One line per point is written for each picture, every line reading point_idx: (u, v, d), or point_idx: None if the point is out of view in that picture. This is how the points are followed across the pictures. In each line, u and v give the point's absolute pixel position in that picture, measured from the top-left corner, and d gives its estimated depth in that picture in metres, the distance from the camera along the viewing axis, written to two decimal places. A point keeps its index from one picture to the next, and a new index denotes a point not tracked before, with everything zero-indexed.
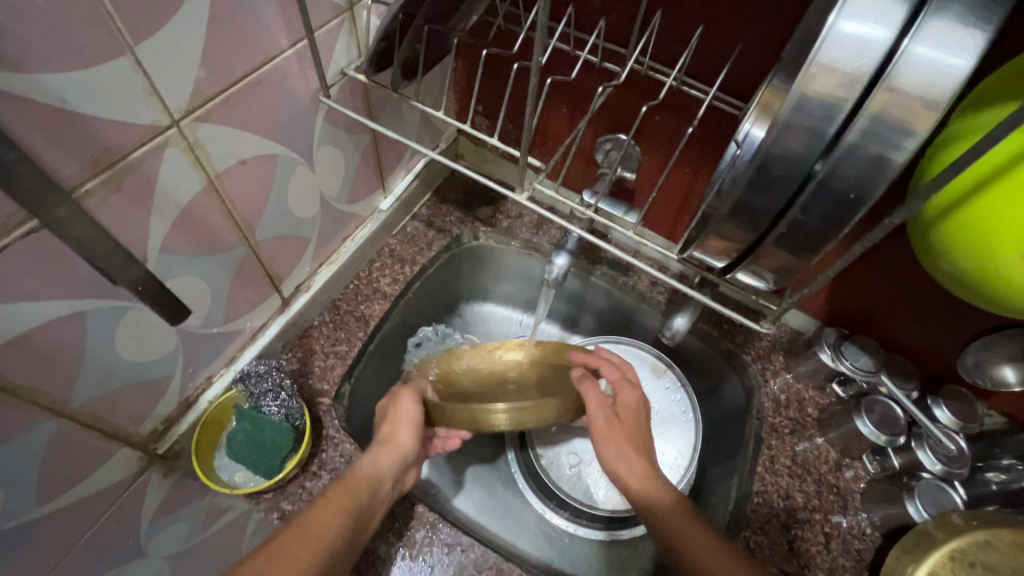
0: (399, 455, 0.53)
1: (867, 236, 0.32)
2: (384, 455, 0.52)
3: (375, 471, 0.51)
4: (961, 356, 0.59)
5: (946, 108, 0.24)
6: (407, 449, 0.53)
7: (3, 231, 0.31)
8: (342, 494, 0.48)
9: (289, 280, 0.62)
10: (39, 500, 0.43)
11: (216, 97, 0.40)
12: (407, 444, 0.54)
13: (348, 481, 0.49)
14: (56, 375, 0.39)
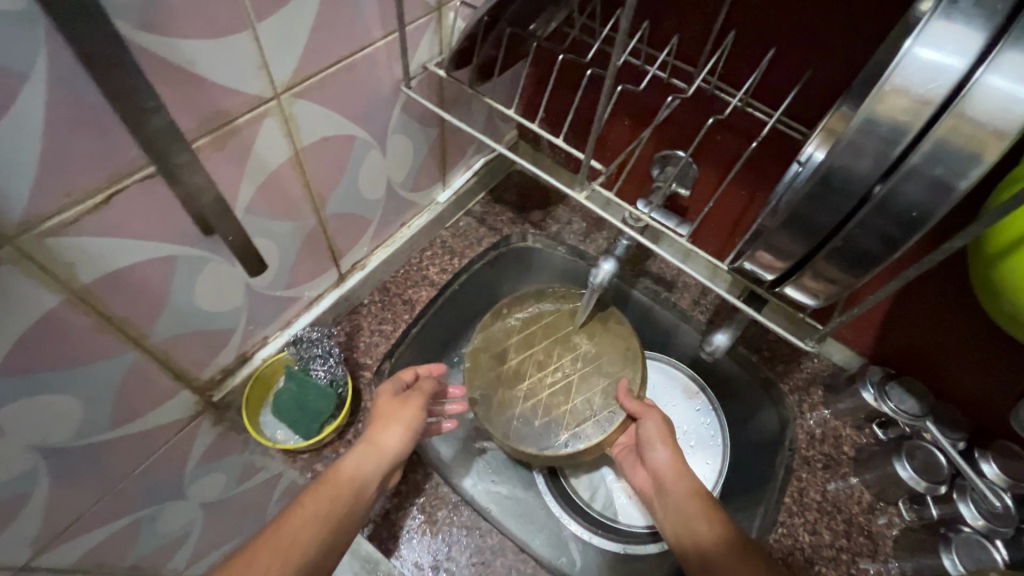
0: (384, 458, 0.54)
1: (921, 261, 0.33)
2: (370, 457, 0.53)
3: (360, 473, 0.52)
4: (1014, 409, 0.57)
5: (1017, 138, 0.25)
6: (391, 453, 0.54)
7: (127, 173, 0.35)
8: (322, 499, 0.49)
9: (348, 256, 0.65)
10: (110, 423, 0.47)
11: (313, 77, 0.44)
12: (393, 446, 0.54)
13: (331, 486, 0.50)
14: (144, 312, 0.43)
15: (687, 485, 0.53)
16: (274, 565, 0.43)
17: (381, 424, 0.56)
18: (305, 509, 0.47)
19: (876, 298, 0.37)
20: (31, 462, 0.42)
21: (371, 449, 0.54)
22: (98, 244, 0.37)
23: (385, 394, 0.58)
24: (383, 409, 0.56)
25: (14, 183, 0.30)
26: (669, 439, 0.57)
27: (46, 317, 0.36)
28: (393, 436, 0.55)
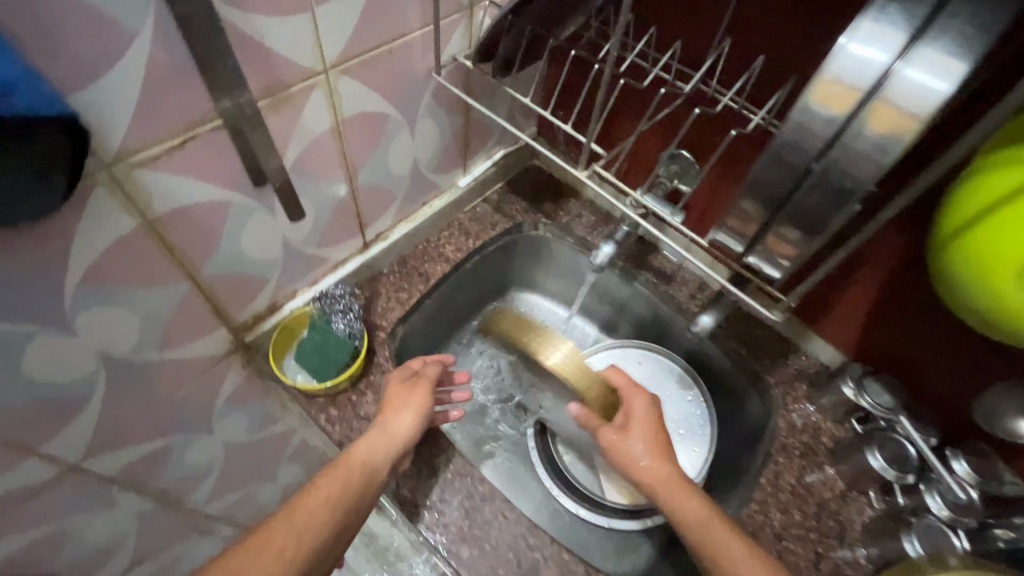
0: (393, 442, 0.59)
1: (867, 230, 0.42)
2: (382, 443, 0.58)
3: (371, 458, 0.57)
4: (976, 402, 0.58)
5: (928, 121, 0.30)
6: (401, 437, 0.59)
7: (201, 122, 0.43)
8: (333, 485, 0.53)
9: (373, 227, 0.72)
10: (160, 345, 0.54)
11: (358, 57, 0.51)
12: (404, 430, 0.60)
13: (341, 470, 0.55)
14: (199, 248, 0.51)
15: (685, 497, 0.53)
16: (289, 544, 0.48)
17: (392, 410, 0.61)
18: (317, 494, 0.52)
19: (827, 270, 0.43)
20: (94, 367, 0.49)
21: (384, 434, 0.59)
22: (171, 181, 0.44)
23: (393, 382, 0.64)
24: (392, 397, 0.62)
25: (116, 120, 0.38)
26: (657, 450, 0.56)
27: (124, 238, 0.44)
28: (404, 420, 0.60)
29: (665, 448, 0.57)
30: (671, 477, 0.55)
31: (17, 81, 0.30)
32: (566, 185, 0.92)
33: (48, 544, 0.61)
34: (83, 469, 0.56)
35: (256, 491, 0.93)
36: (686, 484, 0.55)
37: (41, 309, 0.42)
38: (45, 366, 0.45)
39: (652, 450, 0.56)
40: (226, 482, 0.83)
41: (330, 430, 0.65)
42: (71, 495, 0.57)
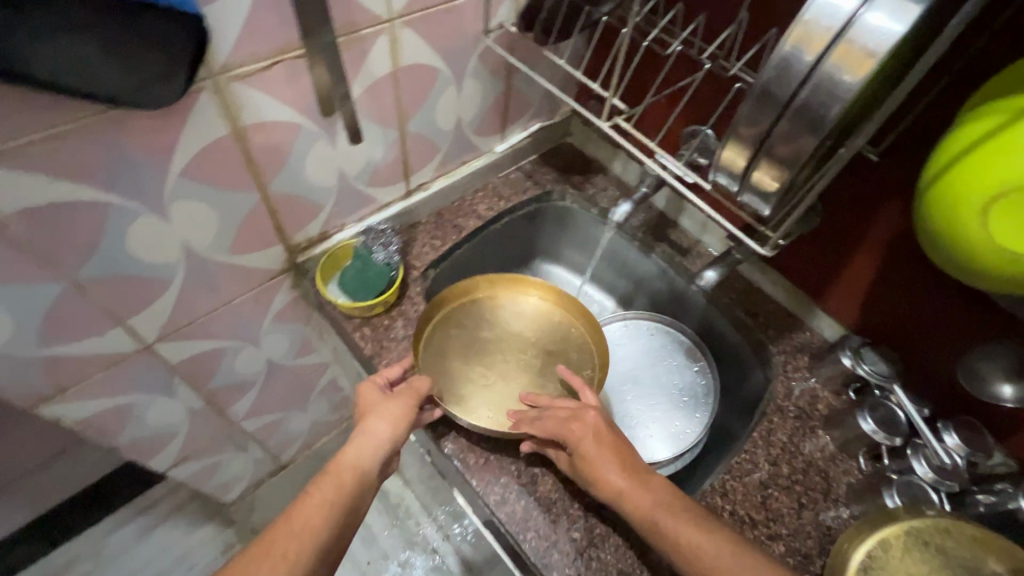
0: (378, 445, 0.60)
1: (832, 165, 0.46)
2: (366, 447, 0.60)
3: (359, 461, 0.59)
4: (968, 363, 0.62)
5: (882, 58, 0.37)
6: (382, 439, 0.61)
7: (288, 49, 0.52)
8: (327, 488, 0.56)
9: (417, 176, 0.81)
10: (230, 249, 0.63)
11: (419, 12, 0.60)
12: (385, 435, 0.61)
13: (332, 477, 0.57)
14: (272, 163, 0.60)
15: (642, 497, 0.55)
16: (291, 550, 0.51)
17: (370, 415, 0.62)
18: (314, 498, 0.55)
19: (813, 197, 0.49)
20: (177, 255, 0.58)
21: (365, 438, 0.60)
22: (259, 97, 0.53)
23: (372, 393, 0.64)
24: (372, 404, 0.63)
25: (226, 36, 0.47)
26: (617, 461, 0.57)
27: (216, 142, 0.53)
28: (381, 424, 0.61)
29: (629, 455, 0.59)
30: (637, 484, 0.56)
31: None
32: (595, 163, 0.99)
33: (116, 423, 0.70)
34: (154, 351, 0.65)
35: (288, 419, 1.03)
36: (644, 484, 0.56)
37: (148, 190, 0.51)
38: (142, 244, 0.54)
39: (612, 460, 0.57)
40: (264, 402, 0.93)
41: (363, 347, 0.73)
42: (142, 375, 0.67)
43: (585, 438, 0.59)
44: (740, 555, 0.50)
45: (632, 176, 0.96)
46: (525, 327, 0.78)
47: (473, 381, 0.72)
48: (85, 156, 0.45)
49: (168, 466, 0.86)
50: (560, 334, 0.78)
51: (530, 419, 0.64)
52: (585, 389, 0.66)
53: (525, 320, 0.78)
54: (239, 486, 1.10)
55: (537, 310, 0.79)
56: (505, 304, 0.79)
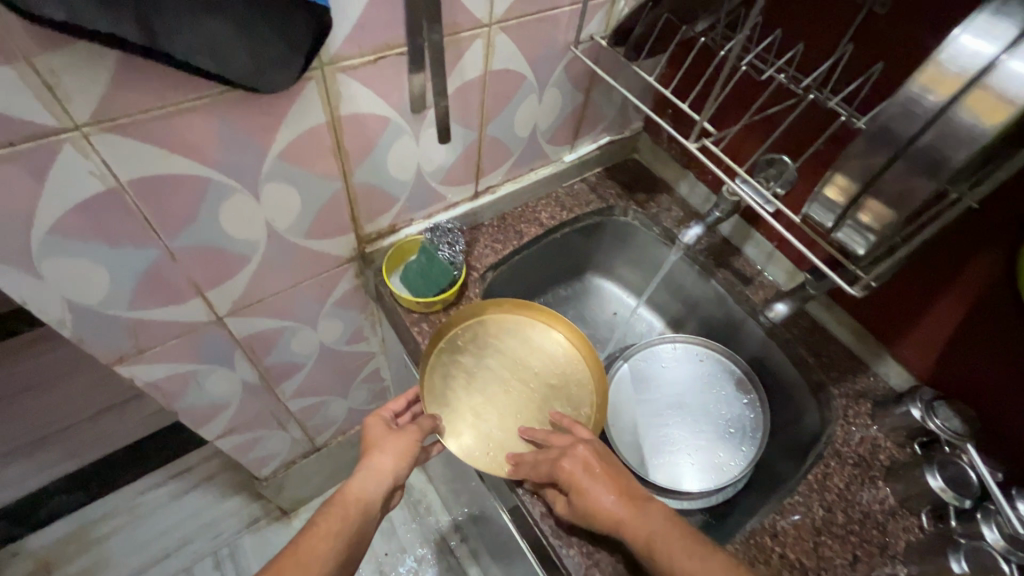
0: (380, 479, 0.65)
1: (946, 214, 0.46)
2: (371, 480, 0.65)
3: (364, 494, 0.64)
4: None
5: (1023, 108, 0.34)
6: (384, 474, 0.66)
7: (391, 46, 0.53)
8: (334, 520, 0.61)
9: (486, 179, 0.81)
10: (307, 234, 0.65)
11: (516, 18, 0.60)
12: (388, 471, 0.66)
13: (340, 507, 0.62)
14: (359, 154, 0.61)
15: (641, 525, 0.55)
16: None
17: (377, 450, 0.68)
18: (323, 526, 0.60)
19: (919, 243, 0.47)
20: (259, 236, 0.60)
21: (371, 472, 0.66)
22: (359, 90, 0.54)
23: (378, 428, 0.71)
24: (378, 439, 0.69)
25: (341, 27, 0.48)
26: (613, 490, 0.58)
27: (313, 128, 0.54)
28: (386, 459, 0.67)
29: (626, 486, 0.59)
30: (637, 514, 0.56)
31: None
32: (659, 182, 0.98)
33: (176, 393, 0.73)
34: (223, 324, 0.68)
35: (329, 403, 1.05)
36: (642, 512, 0.56)
37: (246, 170, 0.53)
38: (235, 218, 0.56)
39: (607, 491, 0.57)
40: (312, 385, 0.95)
41: (419, 341, 0.75)
42: (208, 346, 0.69)
43: (579, 474, 0.59)
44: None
45: (698, 199, 0.95)
46: (525, 358, 0.75)
47: (474, 417, 0.71)
48: (196, 132, 0.46)
49: (216, 436, 0.89)
50: (563, 368, 0.76)
51: (526, 464, 0.65)
52: (577, 427, 0.66)
53: (528, 351, 0.76)
54: (274, 463, 1.13)
55: (541, 341, 0.77)
56: (509, 330, 0.77)
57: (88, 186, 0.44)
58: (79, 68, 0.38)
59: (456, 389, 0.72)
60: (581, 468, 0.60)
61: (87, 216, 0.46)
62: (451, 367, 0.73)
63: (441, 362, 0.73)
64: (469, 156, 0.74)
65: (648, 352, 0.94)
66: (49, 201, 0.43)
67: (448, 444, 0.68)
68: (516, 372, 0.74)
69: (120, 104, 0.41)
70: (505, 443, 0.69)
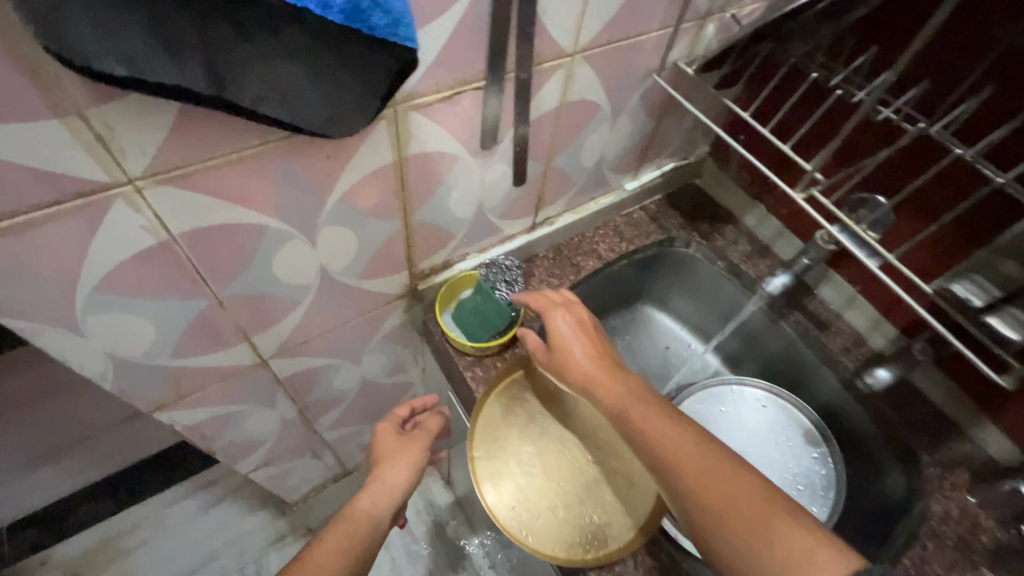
0: (389, 492, 0.62)
1: None
2: (382, 496, 0.61)
3: (373, 509, 0.59)
4: None
5: None
6: (394, 486, 0.63)
7: (469, 80, 0.47)
8: (340, 535, 0.54)
9: (545, 211, 0.76)
10: (360, 275, 0.60)
11: (601, 46, 0.54)
12: (394, 483, 0.64)
13: (348, 524, 0.56)
14: (423, 193, 0.56)
15: (613, 388, 0.55)
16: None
17: (388, 462, 0.66)
18: (328, 543, 0.53)
19: None
20: (313, 279, 0.55)
21: (383, 485, 0.63)
22: (430, 128, 0.49)
23: (390, 436, 0.69)
24: (391, 450, 0.67)
25: (423, 63, 0.42)
26: (590, 348, 0.59)
27: (380, 169, 0.49)
28: (399, 472, 0.65)
29: (607, 355, 0.59)
30: (612, 376, 0.56)
31: (400, 24, 0.32)
32: (723, 210, 0.91)
33: (216, 433, 0.68)
34: (268, 366, 0.63)
35: (364, 431, 1.00)
36: (619, 378, 0.55)
37: (307, 216, 0.48)
38: (288, 265, 0.51)
39: (589, 350, 0.59)
40: (349, 416, 0.90)
41: (472, 388, 0.69)
42: (250, 388, 0.65)
43: (565, 331, 0.61)
44: (701, 441, 0.47)
45: (768, 232, 0.87)
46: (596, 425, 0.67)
47: (518, 464, 0.65)
48: (257, 182, 0.42)
49: (251, 468, 0.85)
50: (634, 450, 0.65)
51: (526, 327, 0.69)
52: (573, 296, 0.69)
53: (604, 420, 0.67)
54: (305, 488, 1.08)
55: None
56: None
57: (138, 241, 0.40)
58: (137, 122, 0.33)
59: (511, 430, 0.66)
60: (575, 329, 0.61)
61: (134, 273, 0.42)
62: (514, 405, 0.67)
63: (505, 397, 0.67)
64: (530, 193, 0.68)
65: (707, 393, 0.85)
66: (96, 258, 0.39)
67: (480, 482, 0.63)
68: (578, 438, 0.66)
69: (177, 155, 0.36)
70: (537, 505, 0.63)
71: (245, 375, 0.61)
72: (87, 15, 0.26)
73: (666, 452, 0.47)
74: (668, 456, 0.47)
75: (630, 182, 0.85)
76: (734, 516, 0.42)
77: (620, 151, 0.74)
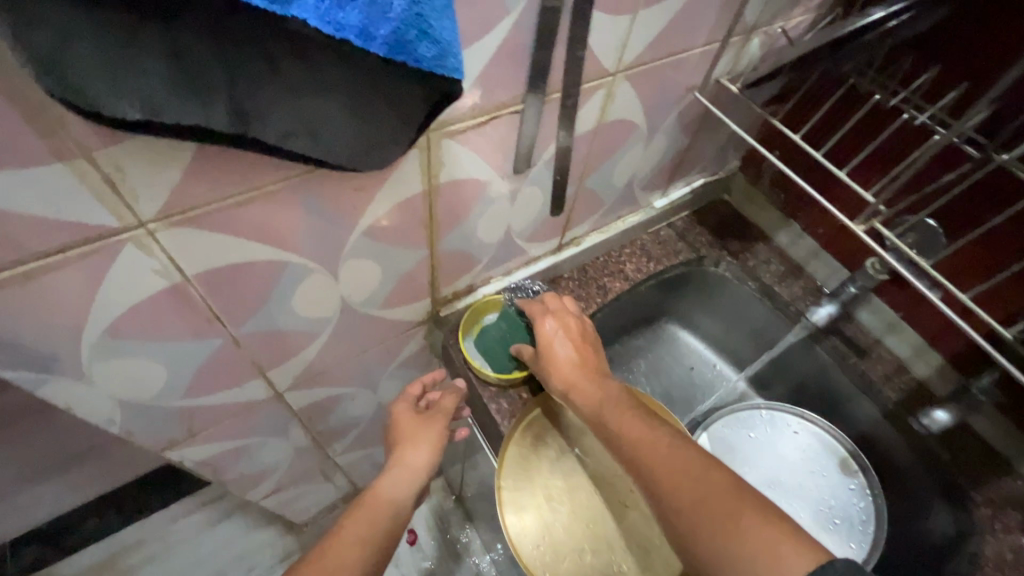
0: (413, 477, 0.58)
1: None
2: (403, 479, 0.58)
3: (395, 494, 0.56)
4: None
5: None
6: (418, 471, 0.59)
7: (509, 102, 0.43)
8: (360, 523, 0.52)
9: (572, 232, 0.72)
10: (381, 304, 0.56)
11: (644, 63, 0.50)
12: (418, 465, 0.59)
13: (368, 510, 0.53)
14: (451, 219, 0.52)
15: (594, 396, 0.54)
16: None
17: (408, 444, 0.61)
18: (347, 535, 0.50)
19: None
20: (332, 311, 0.52)
21: (404, 469, 0.59)
22: (463, 153, 0.45)
23: (407, 416, 0.62)
24: (410, 430, 0.61)
25: (464, 89, 0.39)
26: (575, 354, 0.59)
27: (408, 199, 0.45)
28: (419, 455, 0.60)
29: (592, 362, 0.58)
30: (594, 386, 0.55)
31: (449, 53, 0.28)
32: (754, 228, 0.87)
33: (227, 464, 0.65)
34: (282, 399, 0.59)
35: (376, 454, 0.96)
36: (600, 386, 0.55)
37: (329, 249, 0.44)
38: (307, 300, 0.48)
39: (574, 357, 0.58)
40: (362, 439, 0.87)
41: (498, 422, 0.64)
42: (263, 420, 0.61)
43: (551, 335, 0.60)
44: (675, 447, 0.46)
45: (802, 251, 0.83)
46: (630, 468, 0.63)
47: (545, 500, 0.60)
48: (276, 219, 0.38)
49: (261, 495, 0.81)
50: None
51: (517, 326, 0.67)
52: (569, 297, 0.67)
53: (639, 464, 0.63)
54: (315, 509, 1.04)
55: None
56: None
57: (149, 285, 0.36)
58: (150, 163, 0.30)
59: (540, 461, 0.62)
60: (563, 334, 0.60)
61: (143, 318, 0.38)
62: (546, 435, 0.63)
63: (538, 425, 0.63)
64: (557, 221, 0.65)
65: (737, 416, 0.80)
66: (104, 305, 0.35)
67: (505, 513, 0.59)
68: (609, 479, 0.62)
69: (191, 194, 0.32)
70: (563, 546, 0.58)
71: (260, 407, 0.58)
72: (100, 56, 0.23)
73: (644, 459, 0.47)
74: (645, 463, 0.46)
75: (659, 200, 0.81)
76: (696, 515, 0.41)
77: (652, 168, 0.70)
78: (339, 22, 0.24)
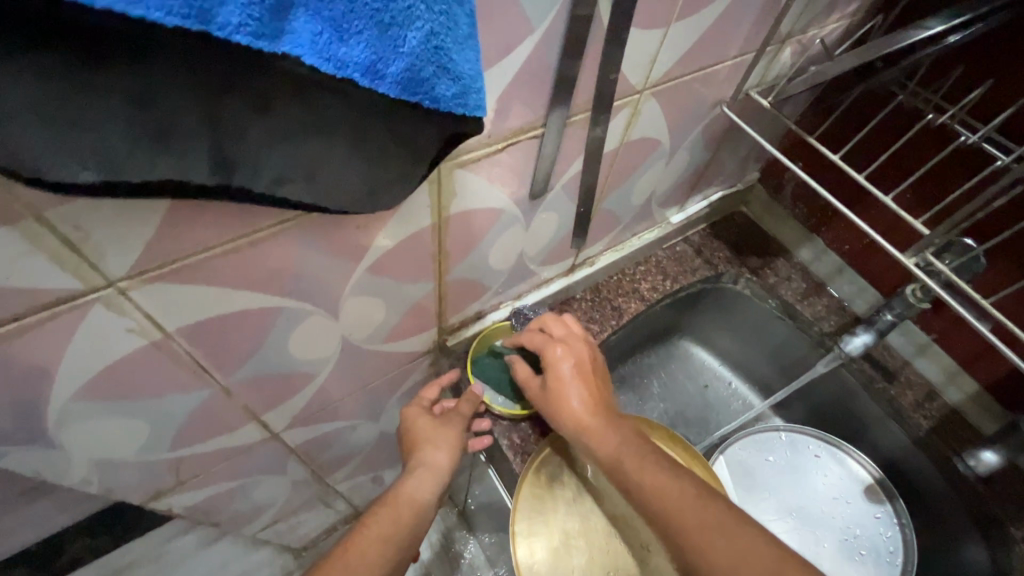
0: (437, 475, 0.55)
1: None
2: (426, 479, 0.54)
3: (418, 492, 0.53)
4: None
5: None
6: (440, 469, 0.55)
7: (528, 127, 0.39)
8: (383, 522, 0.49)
9: (586, 252, 0.68)
10: (383, 339, 0.52)
11: (672, 80, 0.46)
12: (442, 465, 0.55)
13: (390, 507, 0.51)
14: (462, 250, 0.47)
15: (609, 438, 0.48)
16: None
17: (427, 445, 0.56)
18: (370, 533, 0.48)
19: None
20: (332, 351, 0.47)
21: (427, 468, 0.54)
22: (476, 183, 0.41)
23: (421, 419, 0.58)
24: (426, 431, 0.57)
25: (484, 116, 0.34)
26: (587, 389, 0.52)
27: (415, 234, 0.41)
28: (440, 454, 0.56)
29: (605, 402, 0.52)
30: (609, 427, 0.49)
31: (471, 90, 0.24)
32: (774, 243, 0.83)
33: (221, 502, 0.61)
34: (279, 438, 0.55)
35: (378, 477, 0.92)
36: (614, 427, 0.49)
37: (327, 291, 0.40)
38: (304, 342, 0.43)
39: (587, 395, 0.52)
40: (364, 466, 0.82)
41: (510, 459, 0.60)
42: (259, 460, 0.57)
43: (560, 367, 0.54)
44: (703, 499, 0.42)
45: (826, 268, 0.79)
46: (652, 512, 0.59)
47: (561, 542, 0.56)
48: (265, 266, 0.33)
49: (256, 526, 0.77)
50: None
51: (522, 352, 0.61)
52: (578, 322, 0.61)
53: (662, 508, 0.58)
54: (314, 533, 1.00)
55: None
56: None
57: (122, 345, 0.32)
58: (116, 218, 0.25)
59: (556, 499, 0.58)
60: (573, 367, 0.54)
61: (116, 378, 0.34)
62: (562, 472, 0.59)
63: (554, 462, 0.59)
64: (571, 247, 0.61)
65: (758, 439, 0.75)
66: (71, 367, 0.31)
67: (519, 552, 0.55)
68: (630, 522, 0.57)
69: (166, 247, 0.28)
70: None
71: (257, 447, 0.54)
72: (39, 108, 0.18)
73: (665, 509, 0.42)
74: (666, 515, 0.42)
75: (675, 215, 0.77)
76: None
77: (672, 183, 0.66)
78: (341, 58, 0.20)
